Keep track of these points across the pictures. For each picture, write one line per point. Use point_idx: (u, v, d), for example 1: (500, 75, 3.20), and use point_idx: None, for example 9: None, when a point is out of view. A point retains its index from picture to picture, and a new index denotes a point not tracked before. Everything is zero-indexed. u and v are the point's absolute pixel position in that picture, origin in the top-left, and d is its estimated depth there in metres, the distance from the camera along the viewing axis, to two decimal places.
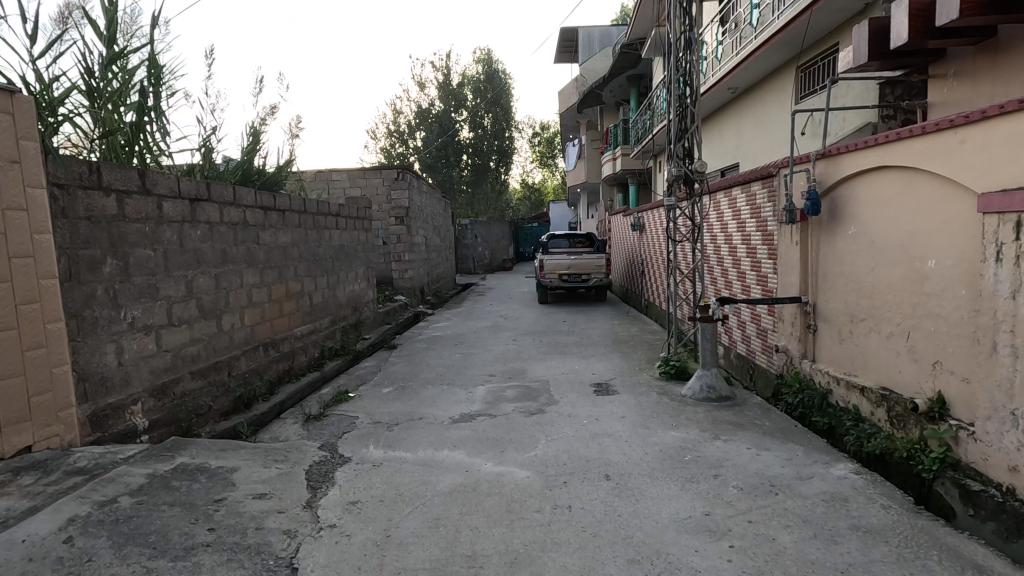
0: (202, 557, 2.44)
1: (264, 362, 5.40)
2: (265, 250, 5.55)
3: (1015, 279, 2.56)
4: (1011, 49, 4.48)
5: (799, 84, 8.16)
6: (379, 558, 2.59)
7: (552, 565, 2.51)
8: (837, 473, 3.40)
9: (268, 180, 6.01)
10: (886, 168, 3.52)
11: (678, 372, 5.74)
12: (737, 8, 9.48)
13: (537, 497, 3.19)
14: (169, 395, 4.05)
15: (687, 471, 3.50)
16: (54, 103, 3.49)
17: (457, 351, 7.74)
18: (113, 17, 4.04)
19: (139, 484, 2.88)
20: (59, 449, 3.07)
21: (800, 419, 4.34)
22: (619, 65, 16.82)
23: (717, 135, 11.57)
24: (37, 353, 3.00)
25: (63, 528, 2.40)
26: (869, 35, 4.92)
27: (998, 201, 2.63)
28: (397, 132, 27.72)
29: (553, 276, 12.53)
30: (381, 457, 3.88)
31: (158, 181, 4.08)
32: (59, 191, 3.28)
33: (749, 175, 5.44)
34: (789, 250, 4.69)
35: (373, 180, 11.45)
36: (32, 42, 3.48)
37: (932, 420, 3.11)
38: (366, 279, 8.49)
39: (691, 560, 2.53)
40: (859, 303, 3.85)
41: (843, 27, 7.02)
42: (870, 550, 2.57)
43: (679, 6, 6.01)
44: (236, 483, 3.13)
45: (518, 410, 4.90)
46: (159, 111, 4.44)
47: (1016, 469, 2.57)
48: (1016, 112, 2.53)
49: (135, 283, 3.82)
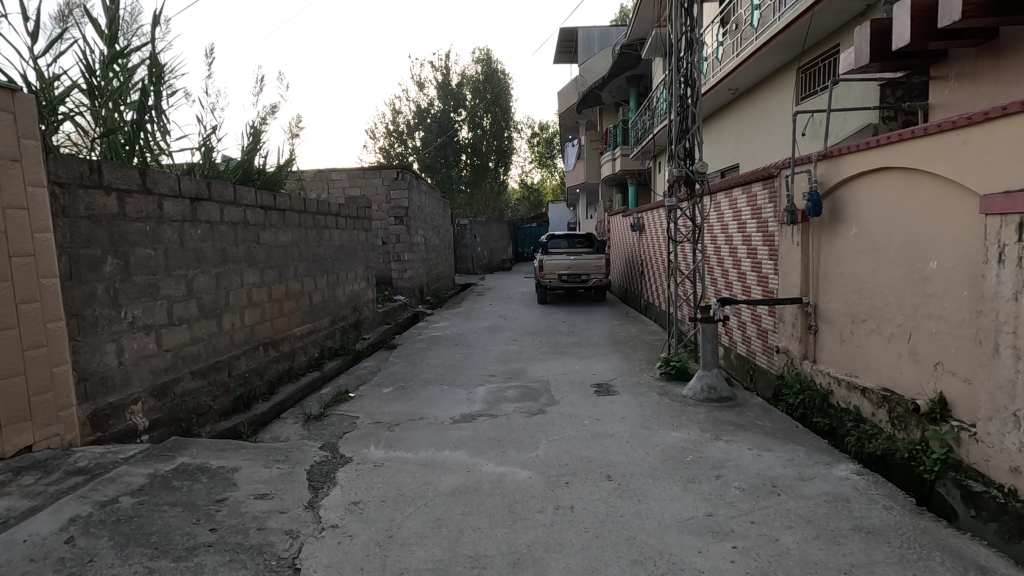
0: (204, 557, 2.43)
1: (264, 362, 5.39)
2: (265, 249, 5.54)
3: (1016, 280, 2.56)
4: (1012, 51, 4.49)
5: (799, 85, 8.18)
6: (382, 558, 2.58)
7: (555, 566, 2.51)
8: (839, 474, 3.40)
9: (268, 179, 5.99)
10: (886, 169, 3.53)
11: (678, 373, 5.74)
12: (738, 9, 9.49)
13: (538, 497, 3.19)
14: (169, 394, 4.04)
15: (689, 471, 3.50)
16: (54, 101, 3.47)
17: (457, 351, 7.73)
18: (114, 16, 4.03)
19: (140, 484, 2.87)
20: (59, 449, 3.06)
21: (800, 419, 4.34)
22: (619, 65, 16.83)
23: (717, 136, 11.60)
24: (38, 352, 2.99)
25: (64, 528, 2.39)
26: (870, 36, 4.93)
27: (1000, 203, 2.63)
28: (396, 132, 27.72)
29: (553, 277, 12.53)
30: (383, 458, 3.87)
31: (158, 180, 4.06)
32: (59, 189, 3.26)
33: (750, 176, 5.45)
34: (789, 251, 4.70)
35: (372, 179, 11.45)
36: (33, 41, 3.46)
37: (933, 421, 3.12)
38: (366, 278, 8.48)
39: (694, 561, 2.52)
40: (861, 304, 3.86)
41: (844, 29, 7.04)
42: (873, 551, 2.57)
43: (680, 6, 6.00)
44: (237, 483, 3.12)
45: (519, 411, 4.90)
46: (159, 110, 4.43)
47: (1018, 470, 2.57)
48: (1016, 114, 2.54)
49: (135, 282, 3.80)
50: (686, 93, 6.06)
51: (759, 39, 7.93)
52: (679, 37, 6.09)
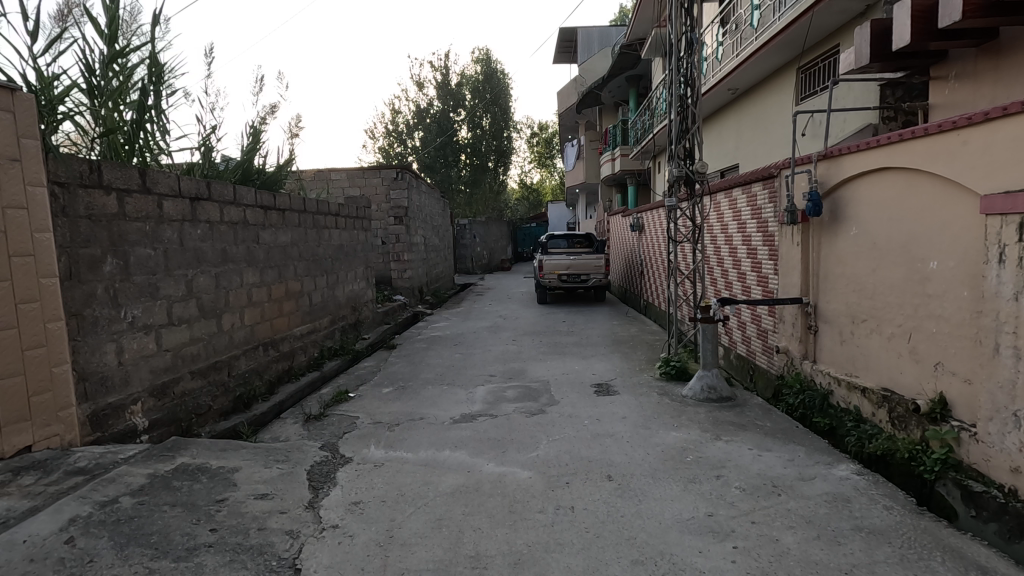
0: (204, 557, 2.43)
1: (264, 362, 5.38)
2: (264, 249, 5.53)
3: (1017, 280, 2.56)
4: (1012, 51, 4.49)
5: (799, 85, 8.19)
6: (383, 558, 2.58)
7: (556, 566, 2.51)
8: (839, 474, 3.40)
9: (268, 179, 5.99)
10: (887, 169, 3.53)
11: (678, 373, 5.74)
12: (738, 9, 9.49)
13: (539, 497, 3.18)
14: (169, 394, 4.03)
15: (689, 471, 3.50)
16: (54, 101, 3.47)
17: (457, 351, 7.72)
18: (114, 15, 4.02)
19: (140, 484, 2.87)
20: (59, 450, 3.05)
21: (801, 419, 4.34)
22: (619, 65, 16.83)
23: (717, 136, 11.61)
24: (37, 352, 2.98)
25: (64, 528, 2.39)
26: (870, 36, 4.93)
27: (1001, 203, 2.63)
28: (395, 132, 27.71)
29: (553, 277, 12.54)
30: (383, 458, 3.87)
31: (158, 180, 4.05)
32: (59, 189, 3.26)
33: (750, 176, 5.45)
34: (789, 251, 4.70)
35: (371, 179, 11.44)
36: (33, 40, 3.45)
37: (933, 421, 3.12)
38: (365, 278, 8.47)
39: (695, 561, 2.52)
40: (861, 304, 3.85)
41: (844, 29, 7.04)
42: (874, 551, 2.57)
43: (680, 6, 6.00)
44: (237, 483, 3.11)
45: (519, 411, 4.90)
46: (159, 110, 4.42)
47: (1018, 470, 2.57)
48: (1016, 114, 2.54)
49: (135, 282, 3.80)
50: (686, 93, 6.06)
51: (759, 40, 7.93)
52: (679, 37, 6.09)
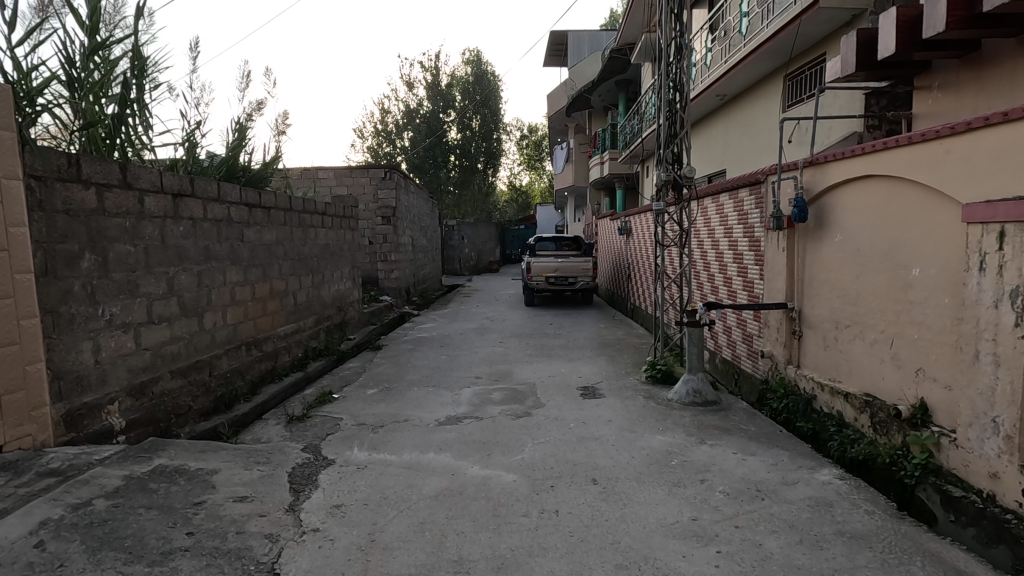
0: (179, 562, 2.38)
1: (247, 362, 5.30)
2: (249, 248, 5.45)
3: (997, 288, 2.59)
4: (994, 61, 4.58)
5: (786, 92, 8.27)
6: (363, 563, 2.54)
7: (540, 569, 2.49)
8: (822, 478, 3.42)
9: (253, 176, 5.93)
10: (871, 177, 3.56)
11: (664, 376, 5.76)
12: (727, 16, 9.60)
13: (524, 501, 3.16)
14: (148, 394, 3.94)
15: (674, 474, 3.51)
16: (33, 94, 3.38)
17: (443, 352, 7.69)
18: (96, 6, 3.92)
19: (115, 486, 2.80)
20: (31, 450, 2.97)
21: (784, 424, 4.38)
22: (608, 70, 16.93)
23: (705, 141, 11.76)
24: (10, 349, 2.91)
25: (34, 531, 2.32)
26: (856, 45, 4.99)
27: (983, 211, 2.66)
28: (383, 131, 27.46)
29: (540, 279, 12.57)
30: (366, 459, 3.83)
31: (140, 175, 3.98)
32: (35, 183, 3.18)
33: (737, 182, 5.47)
34: (775, 257, 4.74)
35: (359, 178, 11.36)
36: (11, 29, 3.36)
37: (914, 426, 3.15)
38: (352, 278, 8.40)
39: (678, 565, 2.51)
40: (844, 310, 3.89)
41: (830, 38, 7.14)
42: (855, 556, 2.58)
43: (671, 11, 5.96)
44: (216, 485, 3.06)
45: (505, 413, 4.87)
46: (141, 104, 4.33)
47: (997, 476, 2.59)
48: (999, 124, 2.57)
49: (114, 278, 3.71)
50: (675, 98, 6.06)
51: (747, 47, 8.05)
52: (670, 40, 6.04)
